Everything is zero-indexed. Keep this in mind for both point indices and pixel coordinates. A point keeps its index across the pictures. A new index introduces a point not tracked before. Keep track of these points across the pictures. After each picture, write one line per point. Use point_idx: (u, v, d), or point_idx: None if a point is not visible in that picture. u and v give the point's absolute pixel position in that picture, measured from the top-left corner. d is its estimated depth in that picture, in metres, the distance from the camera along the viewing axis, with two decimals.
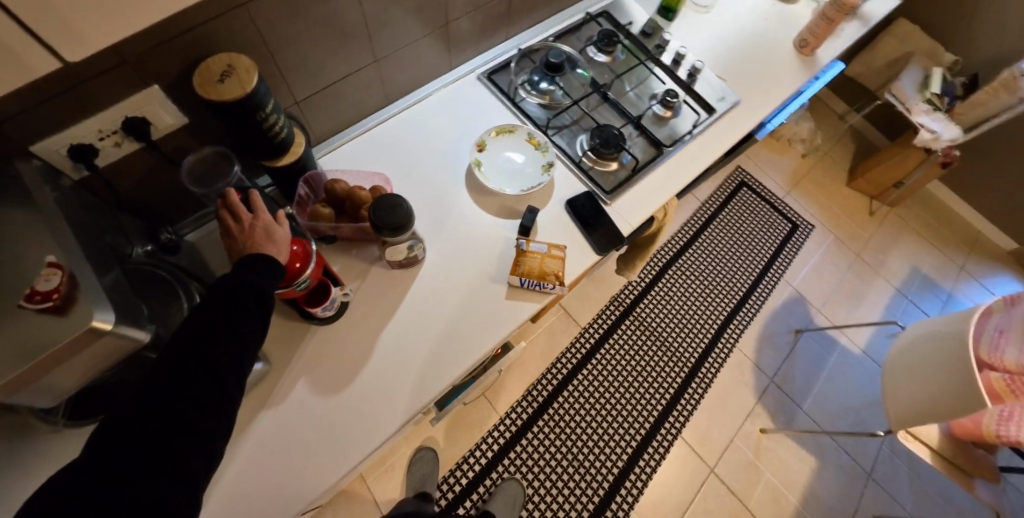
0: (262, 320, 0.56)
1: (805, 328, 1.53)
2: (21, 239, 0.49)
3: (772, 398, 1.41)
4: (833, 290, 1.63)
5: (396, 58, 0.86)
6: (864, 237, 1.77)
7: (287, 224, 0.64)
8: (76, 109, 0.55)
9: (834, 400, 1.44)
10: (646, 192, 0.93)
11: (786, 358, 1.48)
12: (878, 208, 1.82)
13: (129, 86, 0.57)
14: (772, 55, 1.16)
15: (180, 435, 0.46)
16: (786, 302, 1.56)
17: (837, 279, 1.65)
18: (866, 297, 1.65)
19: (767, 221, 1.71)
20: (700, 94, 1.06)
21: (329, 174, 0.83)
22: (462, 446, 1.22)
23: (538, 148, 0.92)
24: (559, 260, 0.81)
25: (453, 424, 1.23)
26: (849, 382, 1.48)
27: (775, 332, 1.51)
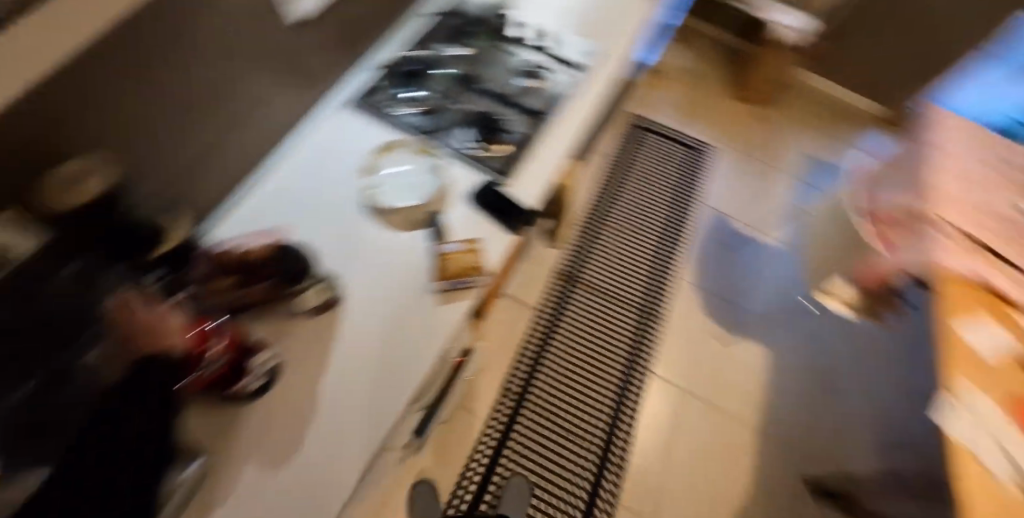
0: (171, 409, 0.54)
1: (728, 239, 1.64)
2: None
3: (719, 310, 1.50)
4: (743, 198, 1.74)
5: (263, 115, 0.86)
6: (753, 148, 1.91)
7: (176, 309, 0.62)
8: None
9: (770, 293, 1.57)
10: (537, 165, 0.97)
11: (720, 269, 1.58)
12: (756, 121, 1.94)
13: None
14: (610, 15, 1.23)
15: None
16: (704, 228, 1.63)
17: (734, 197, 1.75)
18: (769, 196, 1.79)
19: (667, 157, 1.75)
20: (560, 60, 1.11)
21: (217, 246, 0.79)
22: (455, 467, 1.11)
23: (429, 155, 0.96)
24: (477, 255, 0.87)
25: (443, 447, 1.12)
26: (777, 273, 1.61)
27: (706, 252, 1.59)
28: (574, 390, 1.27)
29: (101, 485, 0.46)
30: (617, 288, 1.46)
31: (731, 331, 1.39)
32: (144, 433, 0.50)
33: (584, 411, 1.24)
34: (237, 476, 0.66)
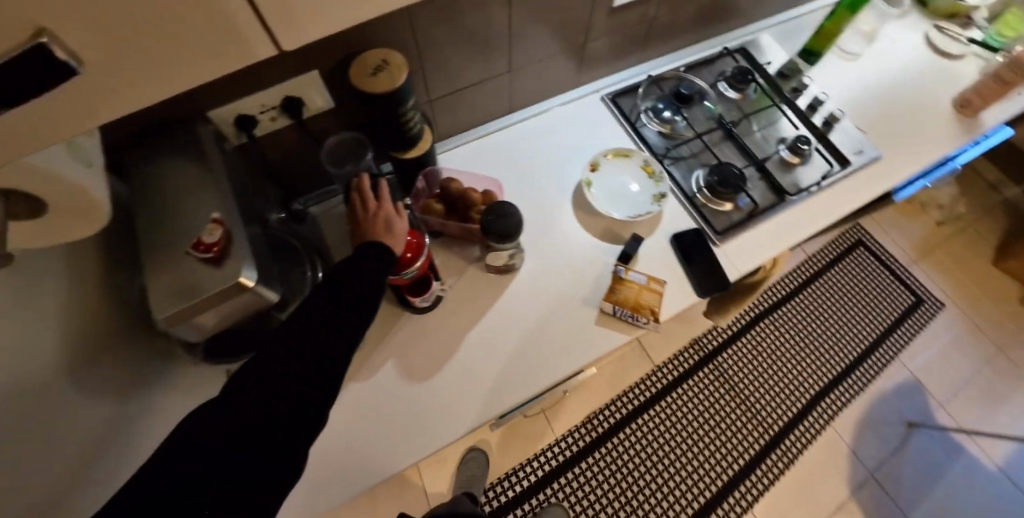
0: (376, 297, 0.61)
1: (922, 423, 1.29)
2: (193, 192, 0.55)
3: (869, 495, 1.21)
4: (966, 385, 1.33)
5: (530, 72, 0.86)
6: (1011, 330, 1.39)
7: (405, 217, 0.67)
8: (250, 85, 0.59)
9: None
10: (761, 239, 0.87)
11: (894, 453, 1.26)
12: None
13: (293, 69, 0.60)
14: (923, 110, 0.98)
15: (272, 414, 0.50)
16: (898, 386, 1.31)
17: (970, 373, 1.34)
18: (1009, 401, 1.33)
19: (888, 290, 1.41)
20: (835, 144, 0.94)
21: (445, 172, 0.82)
22: (517, 457, 1.19)
23: (652, 176, 0.88)
24: (656, 295, 0.79)
25: (509, 433, 1.21)
26: (975, 500, 1.24)
27: (884, 420, 1.28)
28: (658, 462, 1.20)
29: (318, 340, 0.55)
30: (753, 397, 1.28)
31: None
32: (358, 310, 0.58)
33: (655, 486, 1.18)
34: (381, 366, 0.76)
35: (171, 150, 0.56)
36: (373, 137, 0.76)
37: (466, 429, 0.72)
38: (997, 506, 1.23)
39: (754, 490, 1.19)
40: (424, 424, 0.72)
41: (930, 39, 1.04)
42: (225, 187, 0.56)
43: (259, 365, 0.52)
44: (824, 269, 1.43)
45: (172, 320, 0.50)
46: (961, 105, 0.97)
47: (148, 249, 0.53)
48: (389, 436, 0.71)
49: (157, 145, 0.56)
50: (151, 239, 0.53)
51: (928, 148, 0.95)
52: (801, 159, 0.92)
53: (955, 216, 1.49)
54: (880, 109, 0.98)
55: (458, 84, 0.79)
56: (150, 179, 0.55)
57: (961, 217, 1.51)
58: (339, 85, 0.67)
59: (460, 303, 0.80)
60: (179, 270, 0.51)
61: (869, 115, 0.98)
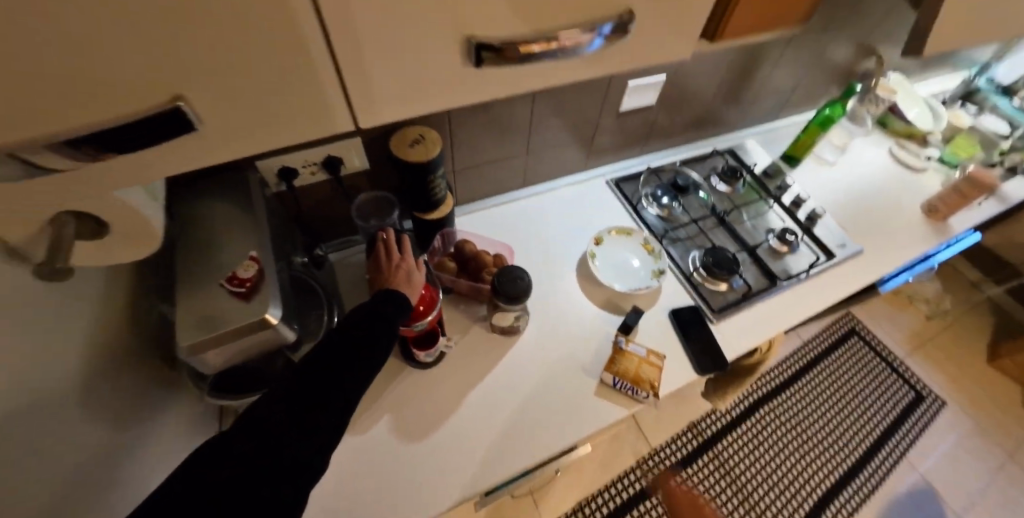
0: (390, 343, 0.63)
1: None
2: (232, 232, 0.59)
3: None
4: (977, 492, 1.28)
5: (544, 154, 0.96)
6: (1014, 433, 1.37)
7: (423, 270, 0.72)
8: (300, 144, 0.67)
9: None
10: (755, 320, 0.91)
11: None
12: None
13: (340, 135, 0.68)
14: (896, 213, 1.09)
15: (270, 462, 0.48)
16: (909, 490, 1.26)
17: (980, 480, 1.30)
18: None
19: (886, 385, 1.41)
20: (819, 236, 1.02)
21: (459, 234, 0.88)
22: None
23: (652, 254, 0.94)
24: (656, 369, 0.80)
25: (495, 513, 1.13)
26: None
27: None
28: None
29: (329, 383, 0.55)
30: (756, 492, 1.22)
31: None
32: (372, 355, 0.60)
33: None
34: (378, 419, 0.75)
35: (222, 192, 0.62)
36: (398, 197, 0.82)
37: (458, 495, 0.69)
38: None
39: None
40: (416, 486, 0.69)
41: (896, 154, 1.18)
42: (262, 228, 0.60)
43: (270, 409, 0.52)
44: (820, 356, 1.45)
45: (192, 349, 0.52)
46: (929, 211, 1.08)
47: (185, 278, 0.55)
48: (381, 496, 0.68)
49: (209, 186, 0.62)
50: (184, 271, 0.56)
51: (904, 247, 1.03)
52: (789, 249, 0.99)
53: (942, 313, 1.54)
54: (858, 210, 1.08)
55: (480, 158, 0.88)
56: (198, 216, 0.59)
57: (948, 314, 1.56)
58: (376, 149, 0.75)
59: (463, 360, 0.81)
60: (209, 301, 0.54)
61: (848, 214, 1.07)
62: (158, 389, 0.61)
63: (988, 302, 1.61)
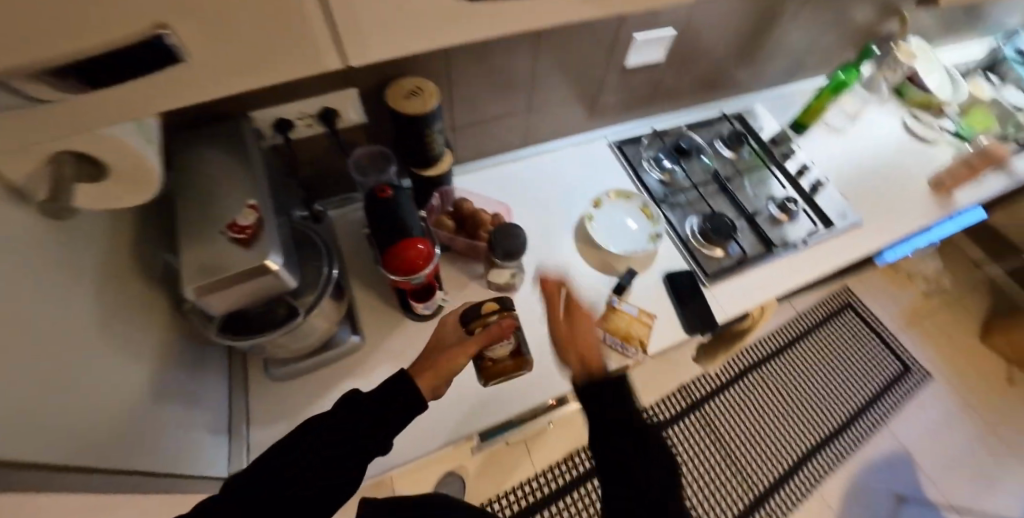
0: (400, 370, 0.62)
1: (906, 494, 1.32)
2: (226, 183, 0.63)
3: None
4: (947, 459, 1.38)
5: (543, 113, 0.95)
6: (993, 405, 1.45)
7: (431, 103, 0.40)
8: (291, 93, 0.70)
9: None
10: (749, 287, 0.92)
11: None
12: (1018, 377, 1.50)
13: (332, 86, 0.72)
14: (904, 184, 1.07)
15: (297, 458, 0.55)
16: (886, 454, 1.35)
17: (961, 447, 1.39)
18: (988, 477, 1.37)
19: (873, 357, 1.46)
20: (821, 207, 1.02)
21: (458, 194, 0.91)
22: (495, 487, 1.20)
23: (650, 217, 0.95)
24: (646, 327, 0.85)
25: (490, 460, 1.22)
26: None
27: (866, 484, 1.31)
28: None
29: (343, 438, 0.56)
30: (748, 454, 1.30)
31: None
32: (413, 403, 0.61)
33: None
34: (382, 364, 0.78)
35: (221, 147, 0.66)
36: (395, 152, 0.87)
37: (441, 443, 0.76)
38: None
39: None
40: (432, 420, 0.78)
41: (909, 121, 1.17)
42: (258, 180, 0.64)
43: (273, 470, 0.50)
44: (814, 328, 1.48)
45: (201, 290, 0.55)
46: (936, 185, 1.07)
47: (189, 230, 0.59)
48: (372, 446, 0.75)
49: (209, 137, 0.67)
50: (190, 219, 0.60)
51: (906, 217, 1.03)
52: (789, 217, 0.99)
53: (940, 290, 1.60)
54: (865, 180, 1.07)
55: (480, 114, 0.88)
56: (203, 169, 0.64)
57: (947, 291, 1.61)
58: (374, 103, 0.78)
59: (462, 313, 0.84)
60: (218, 249, 0.57)
61: (854, 182, 1.07)
62: (182, 336, 0.64)
63: (987, 279, 1.66)
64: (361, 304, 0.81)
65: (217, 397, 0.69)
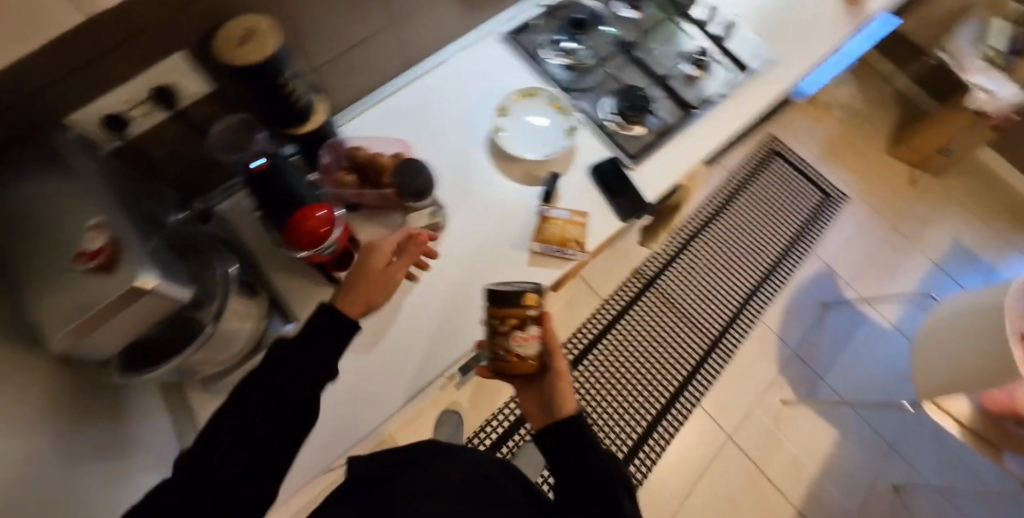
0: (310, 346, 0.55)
1: (834, 301, 1.46)
2: (67, 203, 0.54)
3: (794, 371, 1.37)
4: (875, 263, 1.52)
5: (415, 23, 0.83)
6: (903, 205, 1.61)
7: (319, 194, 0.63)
8: (100, 81, 0.57)
9: (866, 375, 1.39)
10: (674, 158, 0.90)
11: (817, 330, 1.42)
12: (920, 177, 1.65)
13: (145, 57, 0.59)
14: (814, 4, 1.01)
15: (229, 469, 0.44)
16: (816, 274, 1.46)
17: (877, 253, 1.53)
18: (909, 269, 1.54)
19: (799, 193, 1.55)
20: (732, 50, 0.96)
21: (350, 142, 0.83)
22: (480, 415, 1.24)
23: (562, 111, 0.89)
24: (580, 227, 0.84)
25: (478, 389, 1.26)
26: (880, 358, 1.42)
27: (804, 304, 1.43)
28: (616, 388, 1.26)
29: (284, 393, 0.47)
30: (701, 312, 1.37)
31: (781, 396, 1.34)
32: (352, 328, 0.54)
33: (613, 413, 1.23)
34: None
35: (36, 167, 0.55)
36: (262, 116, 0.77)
37: (401, 398, 0.76)
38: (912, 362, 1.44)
39: (691, 401, 1.28)
40: (386, 371, 0.77)
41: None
42: (103, 197, 0.56)
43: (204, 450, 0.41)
44: (744, 179, 1.53)
45: (74, 336, 0.49)
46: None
47: (34, 275, 0.51)
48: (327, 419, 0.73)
49: (25, 160, 0.55)
50: (33, 262, 0.51)
51: (821, 38, 0.98)
52: (704, 71, 0.94)
53: (856, 113, 1.69)
54: (776, 7, 1.00)
55: (344, 45, 0.77)
56: (29, 201, 0.54)
57: (859, 113, 1.70)
58: (210, 66, 0.66)
59: None
60: (76, 286, 0.50)
61: (766, 13, 1.00)
62: (85, 384, 0.59)
63: (893, 92, 1.77)
64: (283, 290, 0.77)
65: (158, 434, 0.70)
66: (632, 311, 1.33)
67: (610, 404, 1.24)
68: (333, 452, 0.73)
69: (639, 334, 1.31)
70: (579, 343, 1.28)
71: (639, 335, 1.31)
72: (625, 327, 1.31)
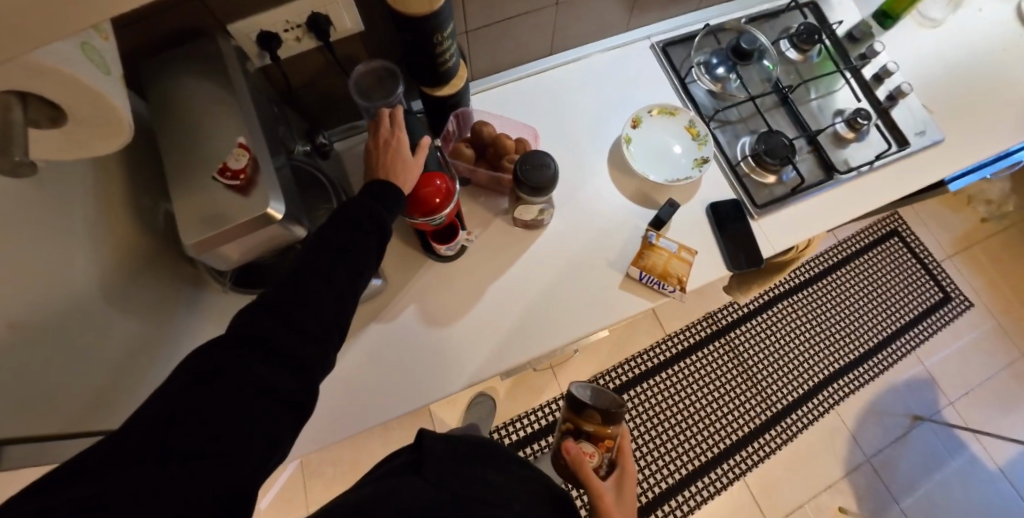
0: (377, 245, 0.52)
1: (928, 417, 1.35)
2: (211, 114, 0.54)
3: (862, 477, 1.29)
4: (979, 386, 1.39)
5: (573, 10, 0.79)
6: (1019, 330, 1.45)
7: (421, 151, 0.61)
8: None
9: (939, 506, 1.30)
10: (803, 218, 0.82)
11: (894, 441, 1.33)
12: None
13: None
14: (1004, 94, 0.92)
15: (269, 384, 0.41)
16: (911, 379, 1.37)
17: (985, 373, 1.40)
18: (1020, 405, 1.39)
19: (913, 284, 1.44)
20: (896, 121, 0.88)
21: (476, 114, 0.80)
22: (516, 406, 1.26)
23: (696, 139, 0.84)
24: (686, 265, 0.77)
25: (517, 383, 1.27)
26: (965, 494, 1.32)
27: (888, 409, 1.34)
28: (664, 427, 1.26)
29: (326, 323, 0.46)
30: (771, 378, 1.33)
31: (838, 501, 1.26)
32: (370, 214, 0.52)
33: (660, 451, 1.24)
34: (404, 307, 0.75)
35: (193, 70, 0.55)
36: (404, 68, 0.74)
37: (462, 385, 0.73)
38: (994, 504, 1.32)
39: (739, 467, 1.25)
40: (456, 353, 0.74)
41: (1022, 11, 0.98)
42: (245, 113, 0.54)
43: (241, 359, 0.40)
44: (852, 256, 1.45)
45: (199, 247, 0.50)
46: None
47: (175, 177, 0.52)
48: (360, 386, 0.71)
49: (182, 60, 0.56)
50: (175, 164, 0.52)
51: (996, 134, 0.89)
52: (856, 135, 0.86)
53: (1000, 215, 1.52)
54: (952, 87, 0.92)
55: (500, 17, 0.73)
56: (178, 98, 0.54)
57: (1005, 216, 1.53)
58: (371, 6, 0.63)
59: (484, 252, 0.79)
60: (209, 199, 0.50)
61: (941, 91, 0.92)
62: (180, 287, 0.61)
63: None
64: None
65: None
66: (697, 354, 1.33)
67: (654, 440, 1.25)
68: (361, 423, 0.70)
69: (701, 381, 1.30)
70: (636, 368, 1.30)
71: (700, 381, 1.30)
72: (686, 367, 1.31)
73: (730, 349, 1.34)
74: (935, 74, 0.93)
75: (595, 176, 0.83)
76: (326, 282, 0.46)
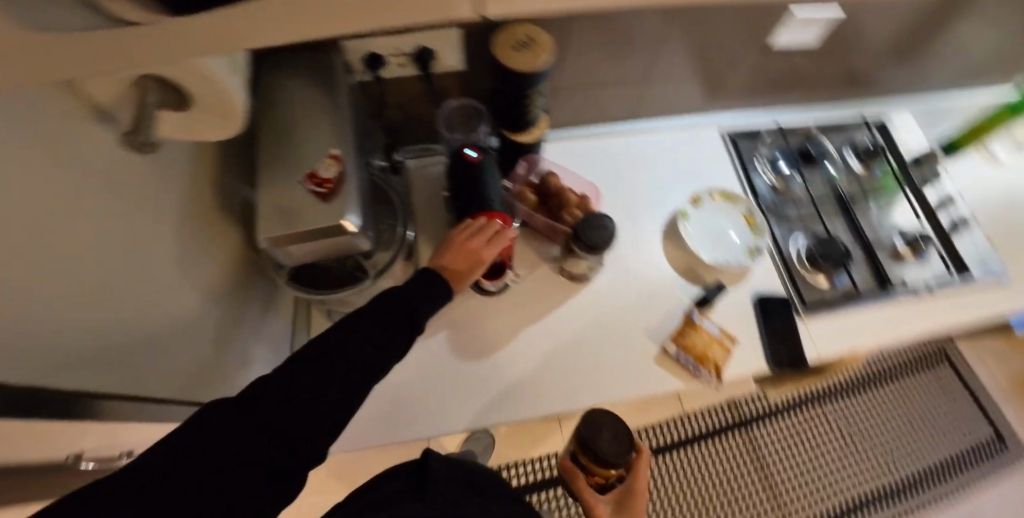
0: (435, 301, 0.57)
1: None
2: (311, 119, 0.57)
3: None
4: None
5: (656, 86, 0.83)
6: None
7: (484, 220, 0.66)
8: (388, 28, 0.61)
9: None
10: (852, 328, 0.80)
11: None
12: None
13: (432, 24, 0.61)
14: None
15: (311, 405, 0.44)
16: None
17: None
18: None
19: (949, 417, 1.36)
20: (957, 249, 0.87)
21: (544, 163, 0.83)
22: (514, 451, 1.21)
23: (753, 229, 0.83)
24: (725, 353, 0.76)
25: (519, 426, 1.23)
26: None
27: None
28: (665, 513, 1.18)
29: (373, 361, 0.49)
30: (787, 486, 1.25)
31: None
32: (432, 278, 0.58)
33: None
34: (436, 331, 0.75)
35: (304, 74, 0.59)
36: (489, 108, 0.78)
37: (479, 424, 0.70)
38: None
39: None
40: (478, 391, 0.72)
41: None
42: (342, 123, 0.58)
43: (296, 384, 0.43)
44: (888, 374, 1.39)
45: (273, 242, 0.52)
46: None
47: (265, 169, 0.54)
48: (375, 400, 0.70)
49: (297, 65, 0.60)
50: (268, 159, 0.55)
51: None
52: (915, 255, 0.85)
53: None
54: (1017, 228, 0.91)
55: (587, 80, 0.77)
56: (286, 97, 0.58)
57: None
58: (474, 50, 0.68)
59: (525, 295, 0.79)
60: (293, 198, 0.52)
61: (1006, 229, 0.91)
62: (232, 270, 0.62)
63: None
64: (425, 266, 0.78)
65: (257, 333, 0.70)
66: (713, 443, 1.26)
67: None
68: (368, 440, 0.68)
69: (712, 472, 1.23)
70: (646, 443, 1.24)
71: (710, 472, 1.23)
72: (699, 454, 1.24)
73: (748, 446, 1.27)
74: (1001, 211, 0.92)
75: (648, 243, 0.84)
76: (351, 354, 0.48)
